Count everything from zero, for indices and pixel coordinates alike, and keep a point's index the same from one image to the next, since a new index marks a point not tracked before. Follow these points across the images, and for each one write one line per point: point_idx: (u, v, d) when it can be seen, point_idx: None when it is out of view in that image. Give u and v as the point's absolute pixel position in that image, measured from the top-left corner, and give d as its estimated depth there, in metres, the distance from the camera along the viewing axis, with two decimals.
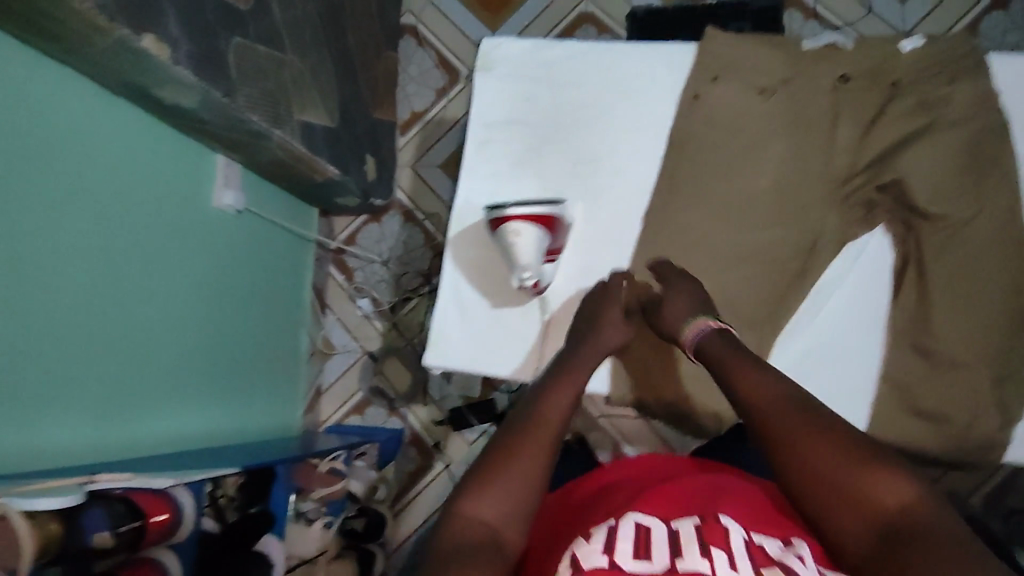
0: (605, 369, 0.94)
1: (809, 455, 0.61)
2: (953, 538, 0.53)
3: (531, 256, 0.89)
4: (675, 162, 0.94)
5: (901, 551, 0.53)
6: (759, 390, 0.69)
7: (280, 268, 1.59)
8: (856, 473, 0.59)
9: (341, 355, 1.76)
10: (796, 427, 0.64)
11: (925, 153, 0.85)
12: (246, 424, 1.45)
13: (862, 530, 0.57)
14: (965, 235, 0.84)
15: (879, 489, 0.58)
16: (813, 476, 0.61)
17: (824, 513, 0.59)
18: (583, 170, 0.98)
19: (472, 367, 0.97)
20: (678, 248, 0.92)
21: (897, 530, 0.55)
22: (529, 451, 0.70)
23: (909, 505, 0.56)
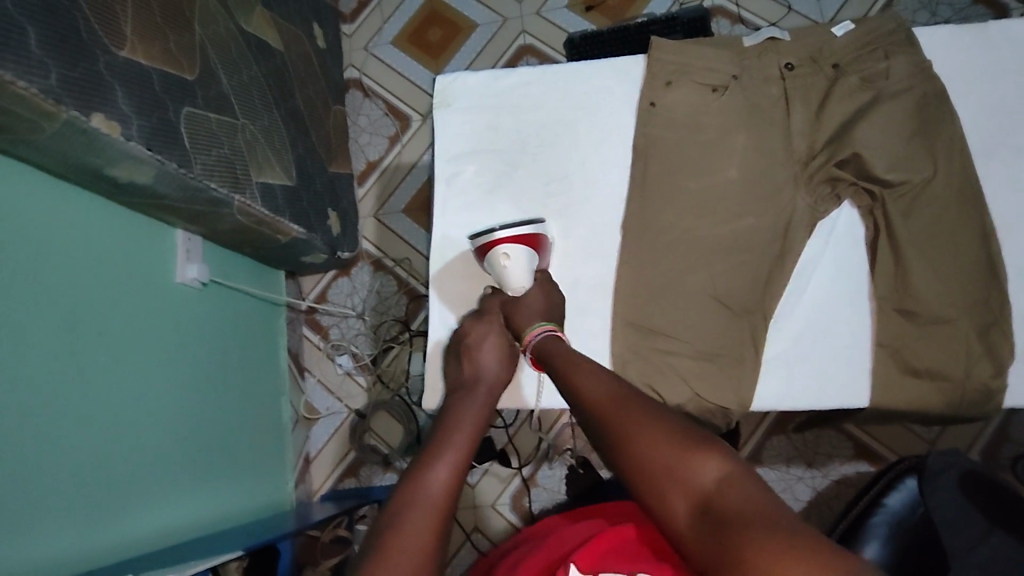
0: None
1: (635, 442, 0.59)
2: (765, 507, 0.50)
3: (522, 270, 0.87)
4: (643, 168, 0.95)
5: (718, 530, 0.51)
6: (587, 388, 0.68)
7: (251, 336, 1.53)
8: (674, 456, 0.57)
9: (326, 418, 1.70)
10: (621, 416, 0.62)
11: (877, 124, 0.88)
12: (238, 503, 1.38)
13: (689, 510, 0.54)
14: (930, 194, 0.86)
15: (695, 468, 0.55)
16: (639, 465, 0.58)
17: (655, 499, 0.57)
18: (554, 189, 0.99)
19: None
20: (658, 250, 0.92)
21: (713, 507, 0.52)
22: (396, 543, 0.58)
23: (726, 477, 0.54)
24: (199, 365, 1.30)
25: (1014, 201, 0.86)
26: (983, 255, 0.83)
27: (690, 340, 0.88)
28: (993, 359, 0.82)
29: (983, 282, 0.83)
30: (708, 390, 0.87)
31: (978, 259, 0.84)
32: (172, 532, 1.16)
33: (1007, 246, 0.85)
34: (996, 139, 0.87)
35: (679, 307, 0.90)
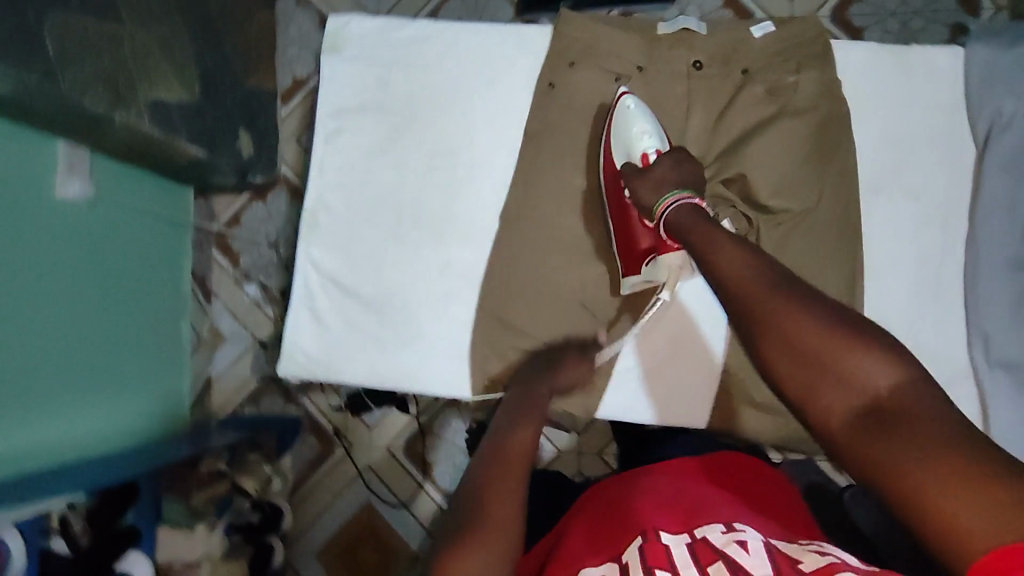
0: (459, 371, 0.90)
1: (809, 336, 0.56)
2: (937, 416, 0.48)
3: (647, 121, 0.83)
4: (532, 156, 0.90)
5: (885, 437, 0.48)
6: (729, 261, 0.65)
7: (155, 255, 1.46)
8: (837, 349, 0.54)
9: (231, 341, 1.65)
10: (780, 299, 0.59)
11: (772, 143, 0.83)
12: (139, 424, 1.36)
13: (844, 407, 0.53)
14: (808, 225, 0.84)
15: (859, 368, 0.53)
16: (810, 357, 0.55)
17: (800, 384, 0.56)
18: (440, 164, 0.93)
19: (411, 385, 0.91)
20: (527, 245, 0.89)
21: (881, 409, 0.50)
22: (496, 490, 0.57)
23: (897, 381, 0.51)
24: (88, 283, 1.23)
25: (892, 243, 0.84)
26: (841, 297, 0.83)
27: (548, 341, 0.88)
28: None
29: None
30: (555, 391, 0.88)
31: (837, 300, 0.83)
32: (60, 447, 1.13)
33: (872, 290, 0.84)
34: (888, 176, 0.85)
35: (539, 305, 0.89)
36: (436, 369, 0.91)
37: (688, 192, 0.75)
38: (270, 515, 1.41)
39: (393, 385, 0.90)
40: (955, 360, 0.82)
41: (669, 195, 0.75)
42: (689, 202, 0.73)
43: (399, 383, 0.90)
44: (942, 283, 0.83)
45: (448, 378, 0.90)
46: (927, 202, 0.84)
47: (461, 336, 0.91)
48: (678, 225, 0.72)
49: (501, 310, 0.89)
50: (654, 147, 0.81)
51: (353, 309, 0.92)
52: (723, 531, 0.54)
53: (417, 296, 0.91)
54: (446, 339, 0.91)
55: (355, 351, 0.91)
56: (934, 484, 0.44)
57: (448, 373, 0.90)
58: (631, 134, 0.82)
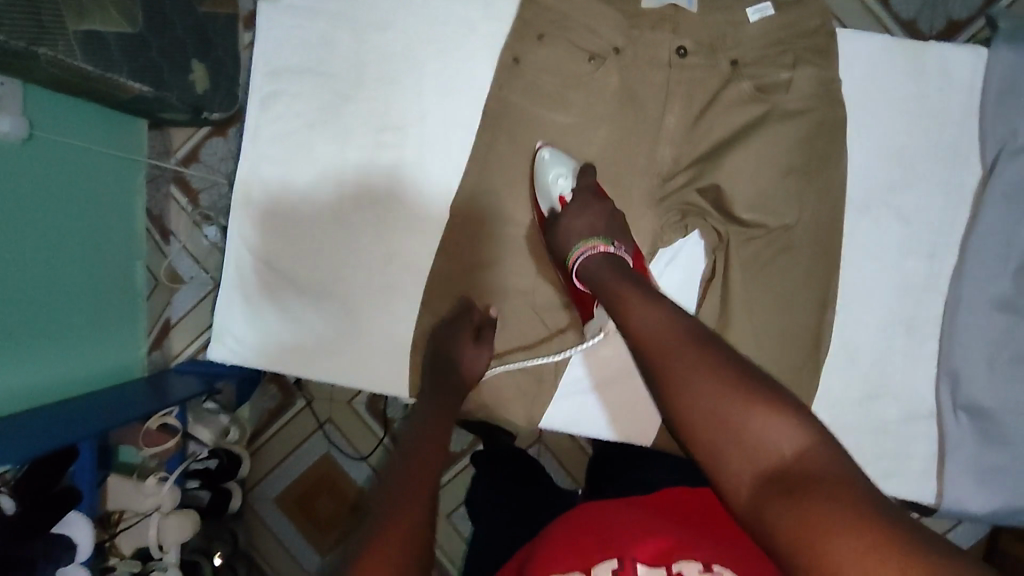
0: (394, 366, 0.84)
1: (716, 399, 0.48)
2: (846, 481, 0.41)
3: (560, 162, 0.77)
4: (487, 145, 0.80)
5: (794, 504, 0.41)
6: (645, 318, 0.57)
7: (103, 194, 1.32)
8: (740, 409, 0.47)
9: (191, 285, 1.56)
10: (688, 358, 0.52)
11: (753, 151, 0.75)
12: (79, 378, 1.25)
13: (749, 476, 0.45)
14: (783, 243, 0.76)
15: (761, 433, 0.46)
16: (713, 424, 0.47)
17: (706, 454, 0.47)
18: (385, 141, 0.83)
19: (345, 379, 0.85)
20: (477, 241, 0.82)
21: (787, 477, 0.43)
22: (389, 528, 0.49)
23: (803, 447, 0.44)
24: (20, 217, 1.08)
25: (876, 268, 0.78)
26: (814, 322, 0.76)
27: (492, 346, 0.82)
28: None
29: (806, 352, 0.77)
30: (497, 401, 0.82)
31: (807, 326, 0.77)
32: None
33: (843, 319, 0.78)
34: (879, 194, 0.77)
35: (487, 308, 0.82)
36: (371, 365, 0.85)
37: (596, 240, 0.70)
38: (227, 463, 1.39)
39: (327, 377, 0.85)
40: (920, 400, 0.78)
41: (576, 246, 0.70)
42: (598, 252, 0.68)
43: (346, 380, 0.85)
44: (921, 315, 0.77)
45: (381, 374, 0.84)
46: (919, 227, 0.77)
47: (402, 333, 0.84)
48: (594, 275, 0.66)
49: (444, 306, 0.82)
50: (569, 188, 0.76)
51: (288, 296, 0.85)
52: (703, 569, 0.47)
53: (357, 285, 0.84)
54: (384, 332, 0.84)
55: (294, 342, 0.85)
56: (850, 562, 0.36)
57: (385, 369, 0.84)
58: (546, 180, 0.77)
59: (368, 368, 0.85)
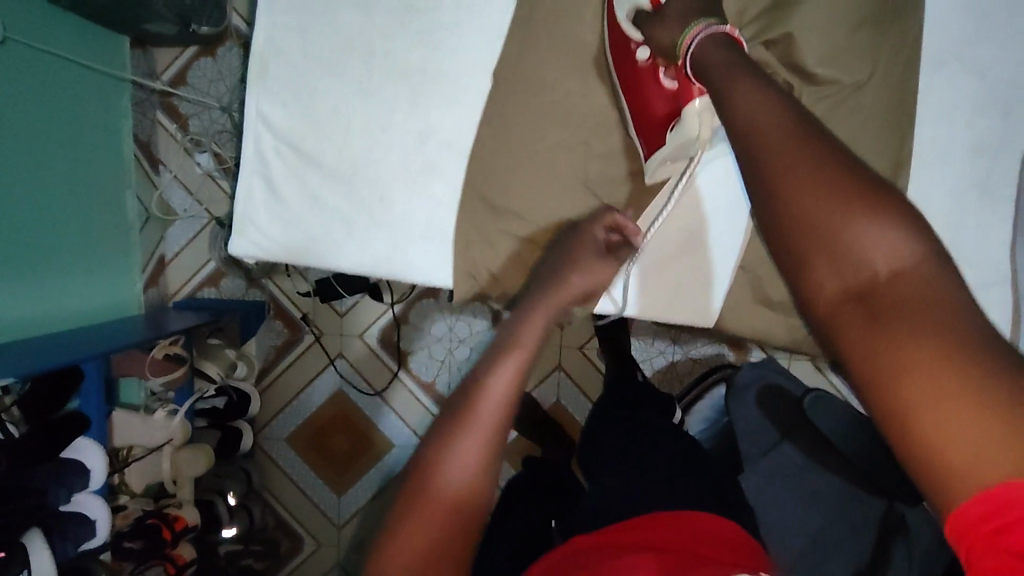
0: (430, 255, 0.78)
1: (811, 199, 0.42)
2: (945, 311, 0.36)
3: None
4: (531, 4, 0.74)
5: (885, 331, 0.37)
6: (745, 110, 0.48)
7: (86, 115, 1.21)
8: (839, 214, 0.41)
9: (184, 220, 1.45)
10: (783, 157, 0.44)
11: (828, 0, 0.69)
12: (77, 309, 1.17)
13: (832, 287, 0.40)
14: (854, 102, 0.71)
15: (859, 240, 0.40)
16: (802, 230, 0.42)
17: (795, 258, 0.42)
18: (416, 3, 0.75)
19: (378, 271, 0.79)
20: (522, 115, 0.75)
21: (877, 294, 0.38)
22: (405, 530, 0.46)
23: (903, 261, 0.38)
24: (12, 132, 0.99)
25: (948, 129, 0.73)
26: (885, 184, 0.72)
27: (544, 226, 0.77)
28: None
29: None
30: None
31: None
32: None
33: (915, 183, 0.73)
34: (952, 48, 0.72)
35: (536, 186, 0.77)
36: (405, 255, 0.78)
37: (710, 20, 0.60)
38: (238, 401, 1.35)
39: (360, 269, 0.79)
40: (993, 266, 0.74)
41: (689, 27, 0.60)
42: (723, 32, 0.58)
43: (385, 274, 0.79)
44: (992, 178, 0.73)
45: (413, 265, 0.78)
46: (992, 83, 0.73)
47: (440, 218, 0.78)
48: (703, 62, 0.57)
49: (489, 184, 0.77)
50: None
51: (316, 183, 0.77)
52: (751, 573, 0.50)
53: (394, 168, 0.77)
54: (416, 220, 0.78)
55: (323, 233, 0.78)
56: (919, 391, 0.35)
57: (419, 259, 0.78)
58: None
59: (401, 258, 0.79)
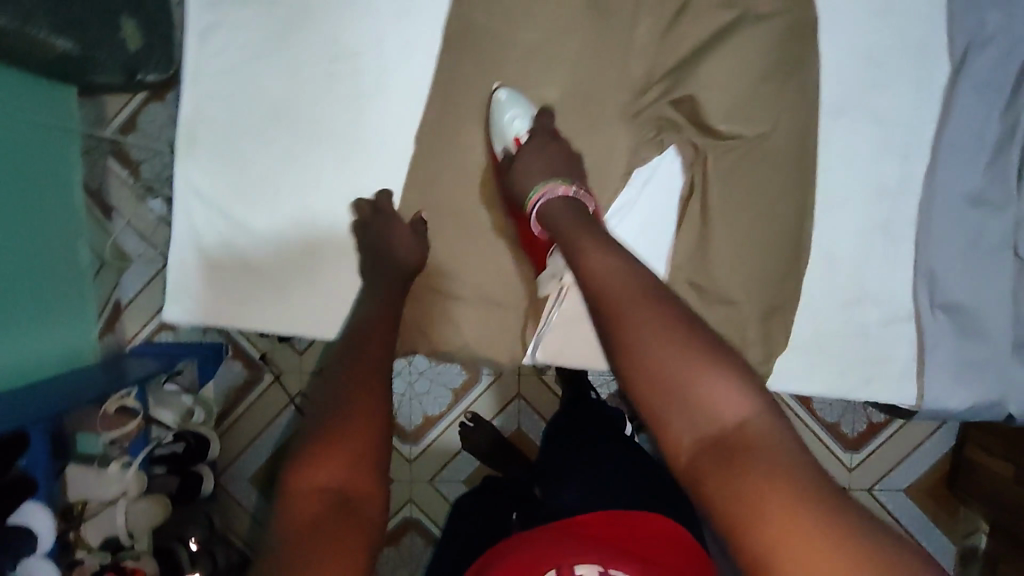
0: (325, 310, 0.80)
1: (667, 357, 0.48)
2: (780, 451, 0.43)
3: (516, 104, 0.74)
4: (452, 68, 0.76)
5: (735, 474, 0.43)
6: (601, 265, 0.56)
7: (41, 166, 1.18)
8: (689, 369, 0.48)
9: (139, 264, 1.46)
10: (638, 316, 0.51)
11: (728, 60, 0.73)
12: (36, 358, 1.14)
13: (687, 435, 0.46)
14: (760, 152, 0.74)
15: (709, 393, 0.47)
16: (659, 382, 0.48)
17: (653, 409, 0.48)
18: (340, 70, 0.77)
19: (290, 330, 0.80)
20: (446, 174, 0.78)
21: (726, 441, 0.45)
22: (331, 436, 0.52)
23: (748, 415, 0.46)
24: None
25: (854, 173, 0.76)
26: (794, 228, 0.75)
27: (470, 281, 0.79)
28: (766, 346, 0.75)
29: (786, 259, 0.75)
30: (479, 341, 0.81)
31: (789, 234, 0.75)
32: None
33: (822, 226, 0.76)
34: (852, 98, 0.75)
35: (462, 241, 0.79)
36: (308, 312, 0.80)
37: (555, 181, 0.68)
38: (195, 446, 1.31)
39: (282, 329, 0.80)
40: (898, 303, 0.77)
41: (534, 189, 0.68)
42: (557, 195, 0.66)
43: (314, 330, 0.80)
44: (897, 219, 0.76)
45: (313, 319, 0.80)
46: (893, 130, 0.75)
47: (347, 273, 0.80)
48: (551, 219, 0.65)
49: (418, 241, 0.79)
50: (524, 130, 0.73)
51: (244, 246, 0.79)
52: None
53: (321, 228, 0.79)
54: (336, 277, 0.80)
55: (251, 294, 0.80)
56: (767, 524, 0.40)
57: (319, 314, 0.80)
58: (500, 122, 0.74)
59: (306, 315, 0.80)
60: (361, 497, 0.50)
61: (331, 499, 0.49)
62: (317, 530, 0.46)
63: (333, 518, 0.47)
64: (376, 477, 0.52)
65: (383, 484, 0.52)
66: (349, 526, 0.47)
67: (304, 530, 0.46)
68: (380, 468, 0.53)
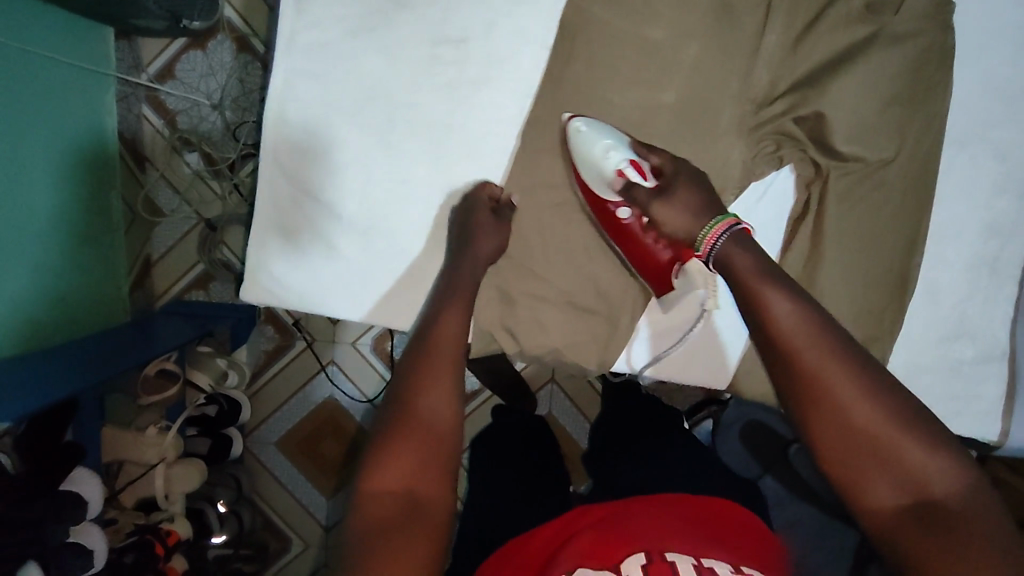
0: (412, 302, 0.77)
1: (874, 426, 0.50)
2: (987, 528, 0.45)
3: (604, 133, 0.70)
4: (563, 62, 0.72)
5: (936, 539, 0.45)
6: (801, 311, 0.56)
7: (74, 110, 1.09)
8: (892, 438, 0.49)
9: (171, 221, 1.27)
10: (832, 372, 0.52)
11: (858, 81, 0.69)
12: (74, 309, 1.08)
13: (887, 500, 0.48)
14: (879, 179, 0.72)
15: (912, 464, 0.48)
16: (864, 449, 0.50)
17: (850, 473, 0.50)
18: (443, 56, 0.72)
19: (371, 317, 0.78)
20: (548, 176, 0.75)
21: (929, 511, 0.46)
22: (396, 444, 0.53)
23: (955, 488, 0.47)
24: (18, 141, 0.93)
25: (967, 208, 0.74)
26: (905, 258, 0.73)
27: (564, 287, 0.76)
28: None
29: (893, 287, 0.74)
30: (567, 347, 0.78)
31: (899, 263, 0.73)
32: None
33: (930, 258, 0.75)
34: (976, 128, 0.72)
35: (560, 247, 0.76)
36: (394, 302, 0.77)
37: (728, 216, 0.66)
38: (228, 410, 1.25)
39: (367, 318, 0.78)
40: (994, 341, 0.77)
41: (715, 220, 0.66)
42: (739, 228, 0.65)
43: (393, 321, 0.78)
44: (1004, 257, 0.75)
45: (407, 310, 0.77)
46: (1013, 165, 0.73)
47: (436, 266, 0.77)
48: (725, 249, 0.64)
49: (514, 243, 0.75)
50: (624, 161, 0.69)
51: (333, 231, 0.76)
52: (732, 570, 0.50)
53: (414, 219, 0.76)
54: (427, 271, 0.77)
55: (335, 281, 0.77)
56: None
57: (410, 307, 0.77)
58: (591, 155, 0.70)
59: (390, 305, 0.77)
60: (426, 502, 0.51)
61: (401, 501, 0.50)
62: (385, 537, 0.48)
63: (401, 524, 0.49)
64: (444, 484, 0.53)
65: (449, 487, 0.53)
66: (415, 536, 0.48)
67: (373, 535, 0.48)
68: (447, 473, 0.54)
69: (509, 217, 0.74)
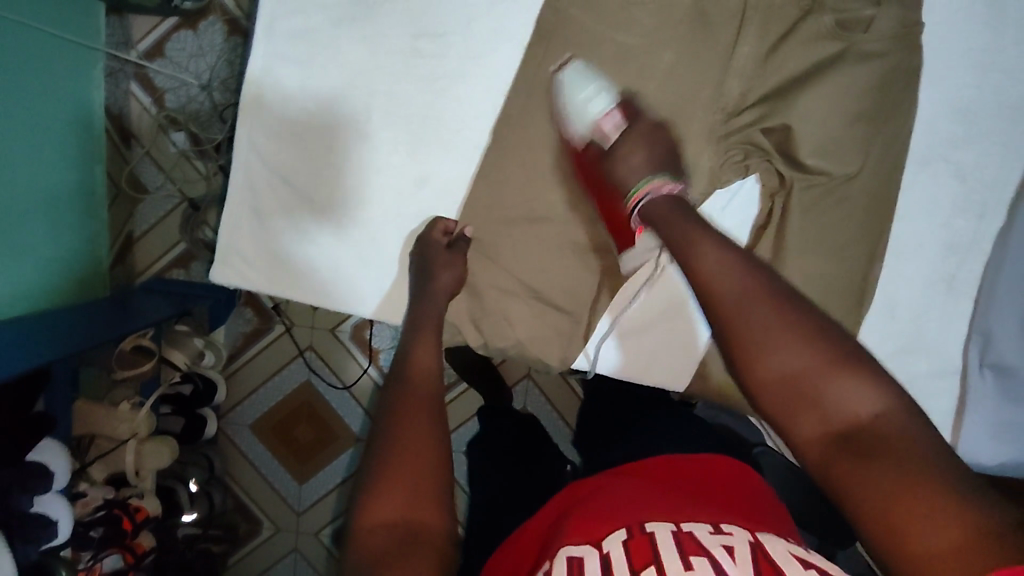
0: (382, 290, 0.78)
1: (804, 368, 0.48)
2: (918, 445, 0.43)
3: (594, 80, 0.71)
4: (539, 61, 0.73)
5: (869, 463, 0.43)
6: None
7: (60, 83, 1.07)
8: (821, 373, 0.47)
9: (155, 198, 1.27)
10: (759, 320, 0.51)
11: (824, 96, 0.71)
12: (52, 279, 1.07)
13: (817, 431, 0.47)
14: (841, 193, 0.74)
15: (840, 399, 0.47)
16: (789, 389, 0.48)
17: (779, 415, 0.49)
18: (423, 49, 0.73)
19: (343, 303, 0.79)
20: (520, 171, 0.75)
21: (857, 437, 0.45)
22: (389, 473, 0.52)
23: (881, 409, 0.45)
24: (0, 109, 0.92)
25: (926, 225, 0.76)
26: (865, 270, 0.75)
27: (530, 282, 0.78)
28: None
29: (853, 297, 0.76)
30: (531, 341, 0.80)
31: (859, 274, 0.75)
32: None
33: (887, 271, 0.77)
34: (939, 147, 0.74)
35: (528, 242, 0.77)
36: (366, 290, 0.79)
37: (656, 178, 0.65)
38: (204, 389, 1.23)
39: (338, 304, 0.79)
40: (947, 355, 0.78)
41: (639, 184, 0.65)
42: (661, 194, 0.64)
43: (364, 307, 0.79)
44: (961, 273, 0.77)
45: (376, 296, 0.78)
46: (972, 185, 0.75)
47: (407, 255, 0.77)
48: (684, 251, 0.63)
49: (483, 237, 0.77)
50: (609, 105, 0.70)
51: (307, 216, 0.77)
52: (711, 531, 0.46)
53: (387, 210, 0.77)
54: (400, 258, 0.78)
55: (307, 266, 0.78)
56: (917, 514, 0.40)
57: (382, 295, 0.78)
58: (579, 100, 0.71)
59: (362, 292, 0.79)
60: (424, 528, 0.50)
61: (398, 535, 0.49)
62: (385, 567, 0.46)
63: (401, 551, 0.48)
64: (436, 511, 0.51)
65: (444, 509, 0.52)
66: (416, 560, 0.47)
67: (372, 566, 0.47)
68: (440, 495, 0.52)
69: (464, 248, 0.75)
